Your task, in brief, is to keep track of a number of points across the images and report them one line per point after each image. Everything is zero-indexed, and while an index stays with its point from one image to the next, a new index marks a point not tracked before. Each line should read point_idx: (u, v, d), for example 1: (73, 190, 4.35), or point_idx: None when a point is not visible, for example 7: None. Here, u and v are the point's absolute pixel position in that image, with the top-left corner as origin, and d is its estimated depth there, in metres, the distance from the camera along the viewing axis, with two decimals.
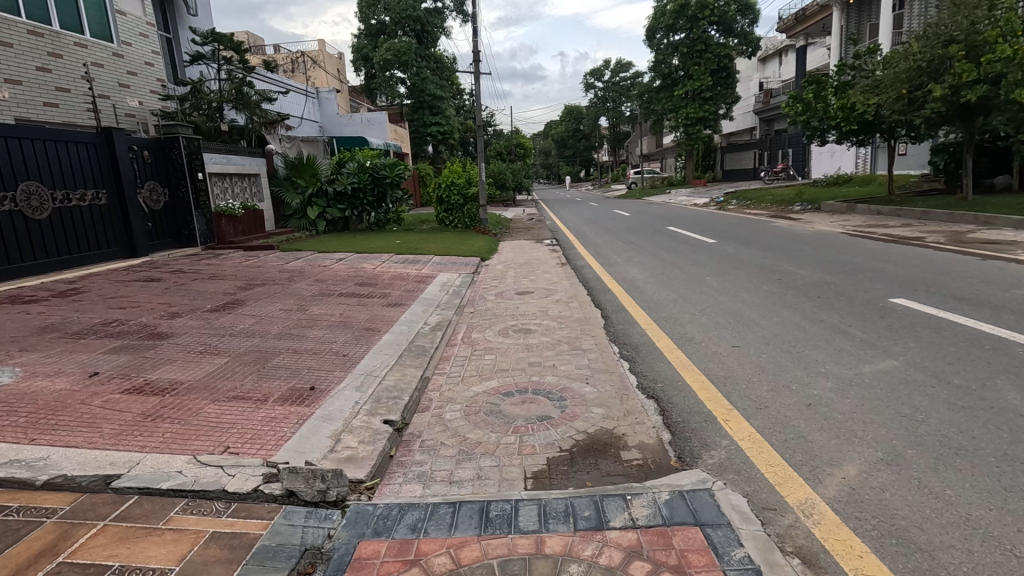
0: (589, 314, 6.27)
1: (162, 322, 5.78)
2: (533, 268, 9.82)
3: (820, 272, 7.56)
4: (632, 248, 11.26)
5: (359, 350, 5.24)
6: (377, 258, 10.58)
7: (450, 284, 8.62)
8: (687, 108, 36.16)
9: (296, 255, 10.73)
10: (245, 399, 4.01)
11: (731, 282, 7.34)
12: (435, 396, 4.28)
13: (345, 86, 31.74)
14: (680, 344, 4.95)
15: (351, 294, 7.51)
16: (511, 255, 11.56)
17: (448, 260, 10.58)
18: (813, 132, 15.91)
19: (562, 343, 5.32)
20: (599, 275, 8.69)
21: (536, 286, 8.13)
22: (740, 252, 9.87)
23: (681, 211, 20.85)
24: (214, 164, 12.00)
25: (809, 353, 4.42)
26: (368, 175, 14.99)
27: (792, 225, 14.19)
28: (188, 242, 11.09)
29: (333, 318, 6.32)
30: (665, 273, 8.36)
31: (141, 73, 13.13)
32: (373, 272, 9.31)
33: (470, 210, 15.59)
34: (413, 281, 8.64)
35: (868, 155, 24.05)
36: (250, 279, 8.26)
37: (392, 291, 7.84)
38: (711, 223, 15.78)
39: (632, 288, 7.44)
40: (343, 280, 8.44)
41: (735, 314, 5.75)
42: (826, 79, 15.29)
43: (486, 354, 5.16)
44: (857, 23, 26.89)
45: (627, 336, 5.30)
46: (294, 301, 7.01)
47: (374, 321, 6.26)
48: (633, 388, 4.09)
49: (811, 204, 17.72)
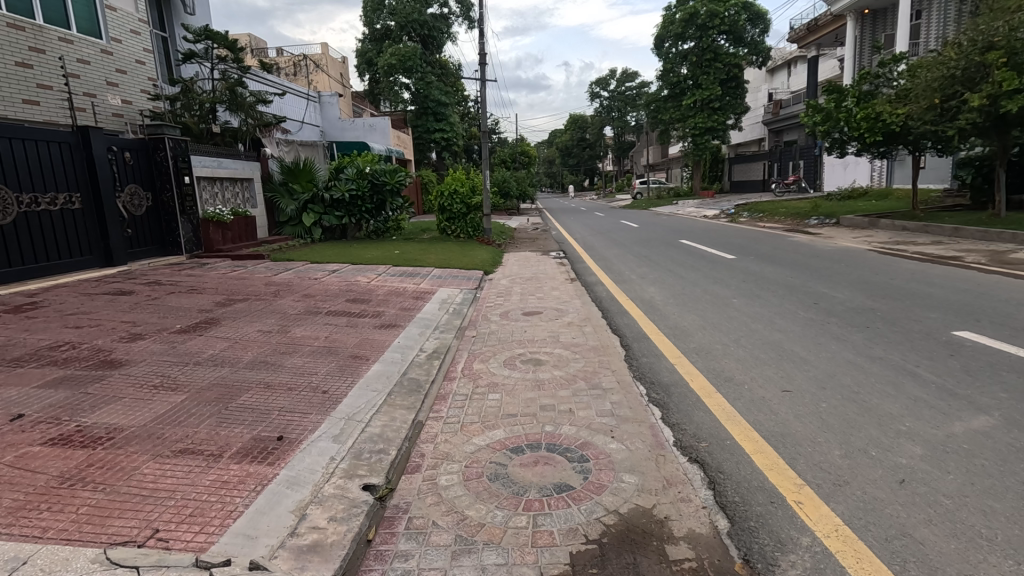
0: (606, 343, 5.53)
1: (119, 346, 5.06)
2: (540, 284, 9.09)
3: (860, 295, 6.82)
4: (646, 263, 10.53)
5: (341, 385, 4.50)
6: (373, 270, 9.88)
7: (449, 301, 7.89)
8: (695, 117, 35.58)
9: (286, 266, 10.03)
10: (194, 454, 3.27)
11: (762, 306, 6.58)
12: (428, 450, 3.54)
13: (348, 91, 31.21)
14: (718, 386, 4.20)
15: (340, 314, 6.79)
16: (516, 269, 10.86)
17: (449, 274, 9.87)
18: (834, 143, 15.30)
19: (578, 379, 4.58)
20: (613, 294, 7.94)
21: (545, 306, 7.41)
22: (764, 270, 9.13)
23: (692, 223, 20.14)
24: (203, 167, 11.36)
25: (880, 404, 3.66)
26: (367, 182, 14.33)
27: (812, 240, 13.47)
28: (172, 250, 10.41)
29: (317, 342, 5.59)
30: (685, 293, 7.62)
31: (132, 72, 12.49)
32: (367, 286, 8.60)
33: (474, 219, 14.86)
34: (409, 297, 7.92)
35: (883, 168, 23.31)
36: (231, 293, 7.54)
37: (386, 309, 7.12)
38: (727, 236, 15.05)
39: (651, 310, 6.69)
40: (334, 296, 7.74)
41: (777, 347, 4.99)
42: (848, 89, 14.70)
43: (488, 392, 4.42)
44: (871, 33, 26.33)
45: (653, 373, 4.55)
46: (276, 320, 6.29)
47: (362, 346, 5.52)
48: (670, 447, 3.34)
49: (829, 219, 16.98)
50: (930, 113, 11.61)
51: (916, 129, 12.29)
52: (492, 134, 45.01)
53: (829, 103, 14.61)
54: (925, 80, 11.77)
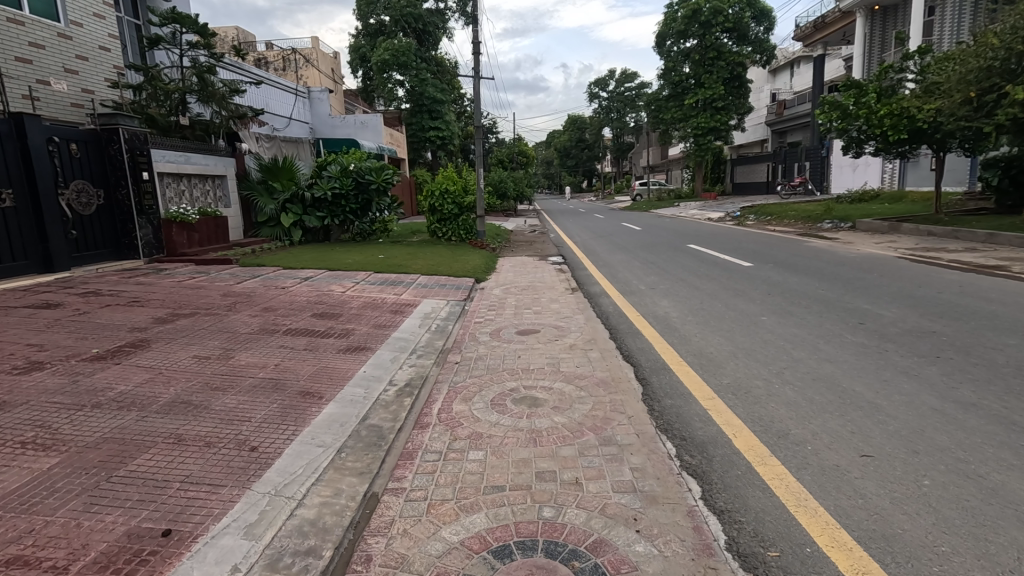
0: (618, 376, 4.50)
1: (6, 380, 4.02)
2: (538, 296, 8.06)
3: (912, 314, 5.82)
4: (655, 271, 9.52)
5: (276, 439, 3.45)
6: (351, 278, 8.85)
7: (432, 317, 6.84)
8: (697, 117, 34.63)
9: (254, 272, 9.01)
10: (28, 566, 2.23)
11: (800, 327, 5.56)
12: (377, 549, 2.50)
13: (339, 87, 30.14)
14: (773, 445, 3.17)
15: (301, 332, 5.76)
16: (511, 276, 9.84)
17: (435, 283, 8.85)
18: (852, 141, 14.38)
19: (584, 432, 3.54)
20: (621, 308, 6.92)
21: (543, 324, 6.38)
22: (789, 280, 8.12)
23: (699, 227, 19.09)
24: (166, 162, 10.33)
25: (1006, 482, 2.65)
26: (351, 180, 13.25)
27: (832, 245, 12.49)
28: (128, 254, 9.40)
29: (262, 372, 4.54)
30: (704, 309, 6.60)
31: (94, 59, 11.42)
32: (341, 297, 7.57)
33: (466, 221, 13.79)
34: (387, 311, 6.91)
35: (895, 170, 22.37)
36: (179, 306, 6.50)
37: (357, 327, 6.09)
38: (737, 241, 14.05)
39: (669, 332, 5.67)
40: (299, 310, 6.71)
41: (834, 386, 3.97)
42: (868, 84, 13.78)
43: (469, 451, 3.38)
44: (881, 31, 25.47)
45: (684, 424, 3.52)
46: (220, 342, 5.25)
47: (317, 379, 4.48)
48: (724, 554, 2.31)
49: (844, 222, 16.00)
50: (964, 109, 10.70)
51: (946, 126, 11.38)
52: (489, 133, 43.93)
53: (849, 98, 13.71)
54: (958, 73, 10.84)
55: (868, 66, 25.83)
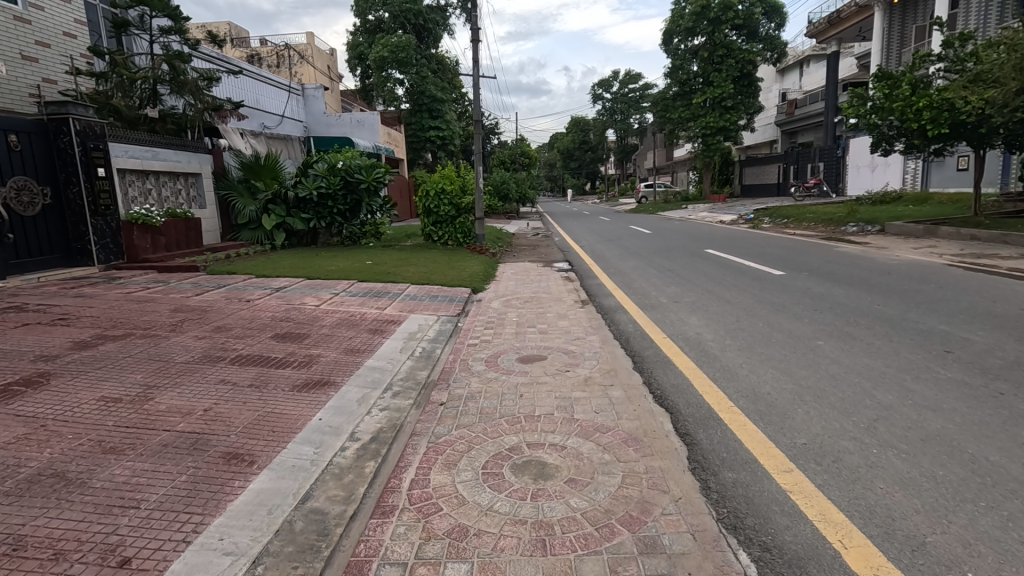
0: (652, 431, 3.41)
1: None
2: (543, 311, 6.97)
3: (1008, 340, 4.70)
4: (675, 280, 8.42)
5: (162, 543, 2.34)
6: (330, 288, 7.78)
7: (417, 337, 5.75)
8: (705, 116, 33.52)
9: (221, 281, 7.95)
10: None
11: (873, 357, 4.44)
12: None
13: (336, 85, 29.14)
14: (911, 568, 2.07)
15: (253, 360, 4.68)
16: (513, 285, 8.77)
17: (426, 294, 7.78)
18: (881, 137, 13.39)
19: (616, 529, 2.45)
20: (642, 327, 5.83)
21: (551, 348, 5.29)
22: (836, 293, 7.00)
23: (713, 230, 17.98)
24: (129, 157, 9.28)
25: None
26: (339, 178, 12.20)
27: (865, 250, 11.40)
28: (80, 260, 8.35)
29: (181, 423, 3.43)
30: (743, 329, 5.51)
31: (57, 45, 10.37)
32: (313, 312, 6.50)
33: (464, 224, 12.72)
34: (365, 330, 5.83)
35: (918, 170, 21.23)
36: (113, 324, 5.43)
37: (324, 352, 5.02)
38: (759, 246, 12.93)
39: (707, 362, 4.57)
40: (260, 328, 5.65)
41: (959, 453, 2.85)
42: (902, 75, 12.69)
43: (447, 563, 2.29)
44: (900, 25, 24.49)
45: (763, 521, 2.42)
46: (145, 374, 4.17)
47: (253, 434, 3.36)
48: None
49: (871, 225, 14.89)
50: (1020, 100, 9.61)
51: (996, 119, 10.28)
52: (491, 134, 42.92)
53: (882, 89, 12.67)
54: (1013, 59, 9.77)
55: (886, 62, 24.99)
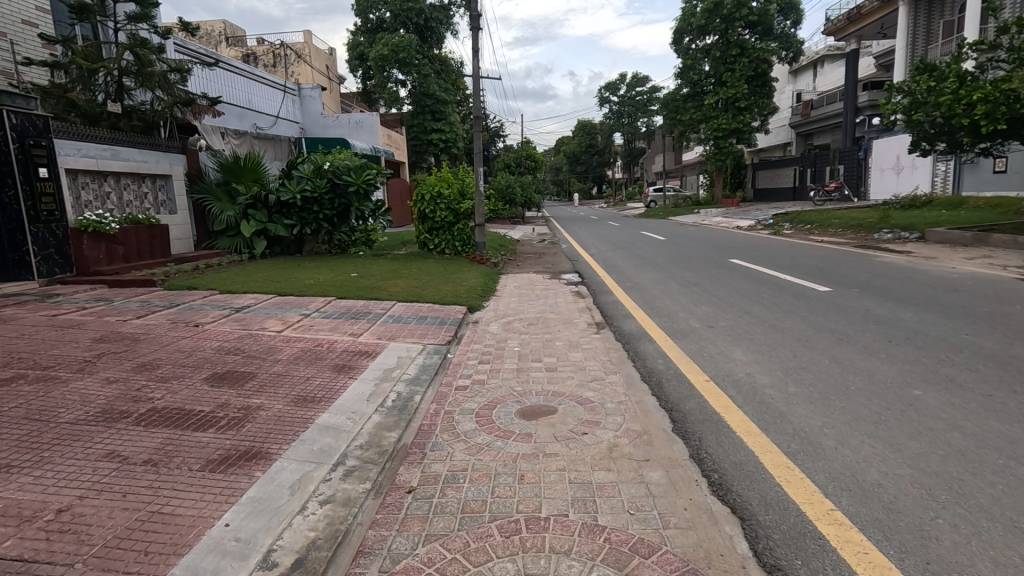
0: (720, 559, 2.22)
1: None
2: (550, 338, 5.80)
3: None
4: (705, 299, 7.22)
5: None
6: (300, 308, 6.64)
7: (393, 376, 4.59)
8: (717, 118, 32.37)
9: (176, 299, 6.84)
10: None
11: (1006, 421, 3.23)
12: None
13: (334, 85, 28.14)
14: None
15: (168, 417, 3.54)
16: (515, 303, 7.62)
17: (413, 316, 6.63)
18: (921, 136, 12.13)
19: None
20: (674, 364, 4.66)
21: (561, 396, 4.11)
22: (906, 317, 5.78)
23: (732, 236, 16.76)
24: (83, 157, 8.27)
25: None
26: (326, 180, 11.08)
27: (912, 260, 10.19)
28: (19, 273, 7.31)
29: (9, 540, 2.29)
30: (806, 369, 4.32)
31: (13, 34, 9.38)
32: (270, 340, 5.36)
33: (463, 231, 11.56)
34: (330, 368, 4.69)
35: (950, 173, 19.98)
36: (12, 360, 4.33)
37: (267, 403, 3.87)
38: (788, 255, 11.69)
39: (775, 424, 3.37)
40: (196, 365, 4.51)
41: None
42: (947, 66, 11.46)
43: None
44: (925, 21, 23.36)
45: None
46: (5, 445, 3.04)
47: (108, 563, 2.19)
48: None
49: (908, 232, 13.69)
50: None
51: None
52: (495, 136, 41.79)
53: (925, 81, 11.39)
54: None
55: (910, 59, 23.66)
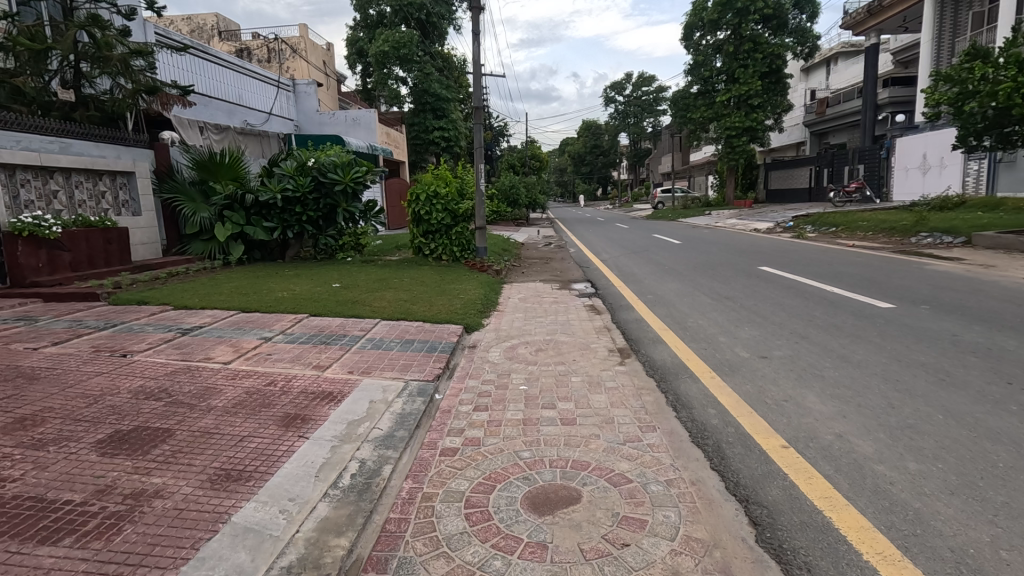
0: None
1: None
2: (563, 372, 4.64)
3: None
4: (746, 318, 6.05)
5: None
6: (261, 331, 5.52)
7: (358, 434, 3.44)
8: (729, 116, 31.16)
9: (114, 318, 5.72)
10: None
11: None
12: None
13: (332, 81, 27.10)
14: None
15: (8, 517, 2.40)
16: (521, 322, 6.48)
17: (397, 340, 5.50)
18: (967, 129, 10.97)
19: None
20: (731, 417, 3.51)
21: (584, 470, 2.96)
22: (1011, 347, 4.60)
23: (754, 240, 15.53)
24: (23, 150, 7.20)
25: None
26: (311, 178, 9.97)
27: (967, 269, 9.02)
28: None
29: None
30: (919, 431, 3.14)
31: None
32: (210, 376, 4.23)
33: (462, 234, 10.44)
34: (277, 420, 3.55)
35: (983, 172, 18.77)
36: None
37: (169, 486, 2.71)
38: (824, 262, 10.50)
39: (918, 541, 2.21)
40: (95, 419, 3.38)
41: None
42: (1001, 51, 10.28)
43: None
44: (953, 13, 22.13)
45: None
46: None
47: None
48: None
49: (950, 236, 12.50)
50: None
51: None
52: (499, 136, 40.63)
53: (978, 69, 10.20)
54: None
55: (939, 54, 22.41)
